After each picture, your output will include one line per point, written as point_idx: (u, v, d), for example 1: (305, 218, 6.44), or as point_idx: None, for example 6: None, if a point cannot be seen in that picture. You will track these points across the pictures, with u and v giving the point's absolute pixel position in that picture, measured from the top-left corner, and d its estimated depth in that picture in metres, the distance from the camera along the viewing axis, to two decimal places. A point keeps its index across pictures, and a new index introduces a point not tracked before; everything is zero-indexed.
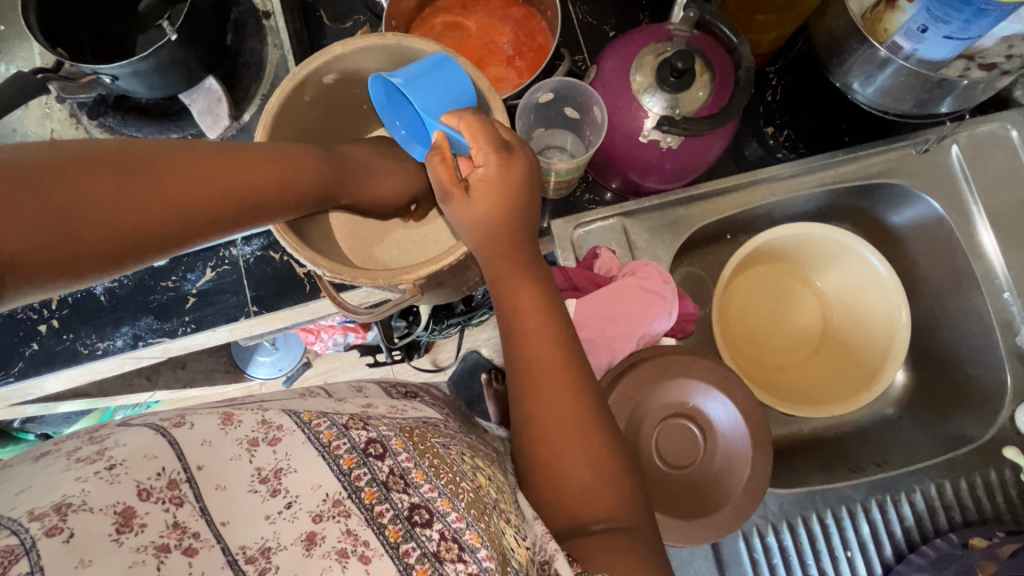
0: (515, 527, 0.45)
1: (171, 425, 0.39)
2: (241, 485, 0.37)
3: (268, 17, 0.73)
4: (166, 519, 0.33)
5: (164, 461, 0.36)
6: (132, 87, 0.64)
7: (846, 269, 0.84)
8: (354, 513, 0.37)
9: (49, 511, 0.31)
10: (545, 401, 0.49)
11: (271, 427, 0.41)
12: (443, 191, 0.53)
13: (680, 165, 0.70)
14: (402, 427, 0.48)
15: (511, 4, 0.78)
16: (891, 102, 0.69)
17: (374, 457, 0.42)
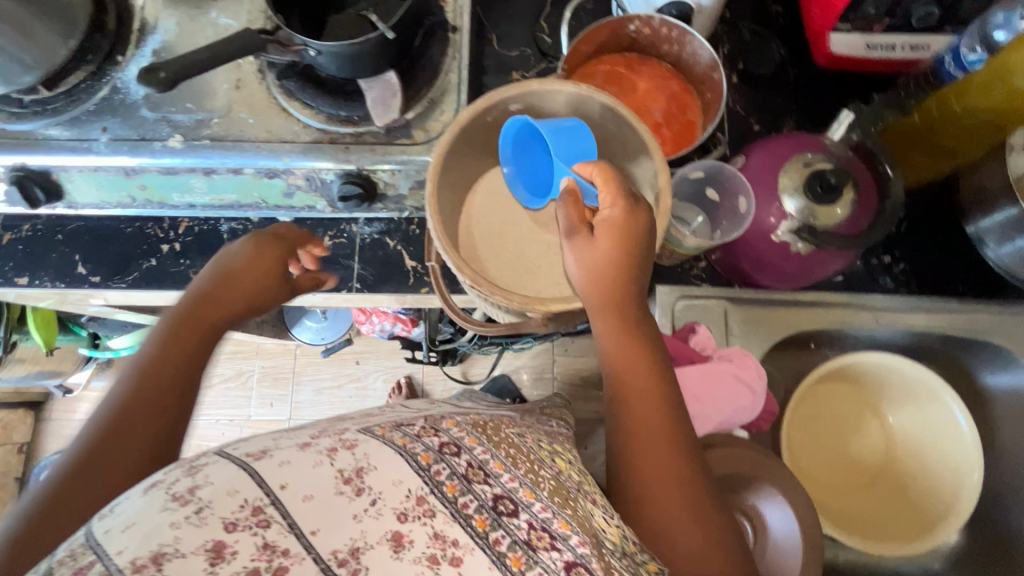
0: (601, 507, 0.50)
1: (253, 458, 0.39)
2: (327, 490, 0.39)
3: (455, 31, 0.78)
4: (256, 542, 0.35)
5: (246, 493, 0.37)
6: (328, 63, 0.70)
7: (924, 412, 0.83)
8: (438, 512, 0.40)
9: (147, 562, 0.32)
10: (634, 444, 0.52)
11: (348, 438, 0.43)
12: (570, 228, 0.56)
13: (800, 271, 0.72)
14: (472, 425, 0.52)
15: (673, 76, 0.82)
16: (1021, 268, 0.70)
17: (450, 454, 0.45)
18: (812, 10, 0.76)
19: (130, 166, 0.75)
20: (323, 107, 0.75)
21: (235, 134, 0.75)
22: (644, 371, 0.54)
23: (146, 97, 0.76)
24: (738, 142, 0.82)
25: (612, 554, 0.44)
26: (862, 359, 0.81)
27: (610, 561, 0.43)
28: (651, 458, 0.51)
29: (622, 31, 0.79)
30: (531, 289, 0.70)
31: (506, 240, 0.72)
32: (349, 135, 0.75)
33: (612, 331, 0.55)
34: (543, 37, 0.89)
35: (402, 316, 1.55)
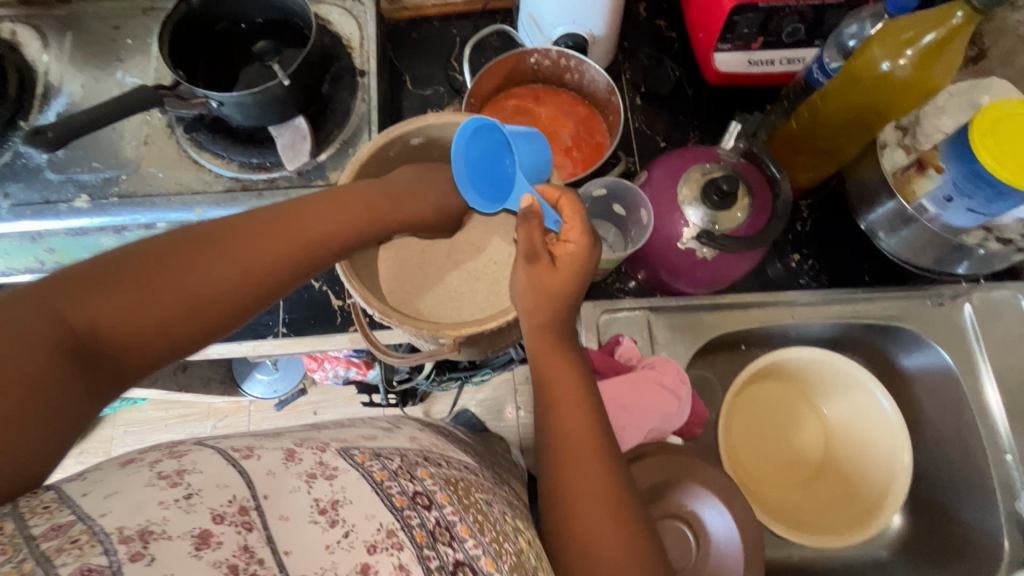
0: None
1: (241, 456, 0.42)
2: (302, 514, 0.40)
3: (363, 75, 0.81)
4: (238, 541, 0.36)
5: (235, 489, 0.39)
6: (233, 113, 0.71)
7: (853, 402, 0.86)
8: (405, 547, 0.41)
9: (134, 535, 0.33)
10: (567, 469, 0.51)
11: (330, 464, 0.44)
12: (530, 253, 0.55)
13: (712, 275, 0.75)
14: (446, 480, 0.51)
15: (579, 103, 0.87)
16: (911, 254, 0.75)
17: (423, 506, 0.45)
18: (697, 33, 0.81)
19: (36, 231, 0.74)
20: (234, 156, 0.75)
21: (146, 189, 0.74)
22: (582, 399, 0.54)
23: (50, 160, 0.75)
24: (645, 159, 0.86)
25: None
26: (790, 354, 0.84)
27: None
28: (585, 486, 0.50)
29: (524, 64, 0.83)
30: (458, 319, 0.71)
31: (426, 272, 0.73)
32: (263, 181, 0.76)
33: (551, 357, 0.56)
34: (455, 75, 0.93)
35: (355, 359, 1.52)
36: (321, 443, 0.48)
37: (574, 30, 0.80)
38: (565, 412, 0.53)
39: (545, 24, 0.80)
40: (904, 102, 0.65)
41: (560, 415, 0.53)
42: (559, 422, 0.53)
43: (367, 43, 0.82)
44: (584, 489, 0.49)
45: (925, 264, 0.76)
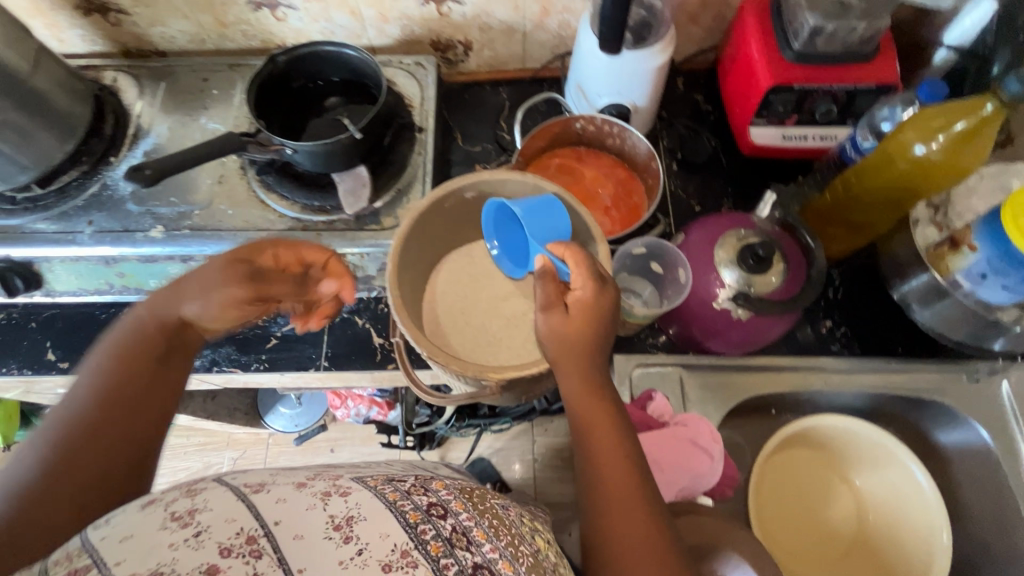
0: None
1: (252, 490, 0.44)
2: (317, 532, 0.41)
3: (421, 131, 0.88)
4: (247, 570, 0.38)
5: (241, 522, 0.41)
6: (304, 160, 0.77)
7: (887, 475, 0.84)
8: (420, 564, 0.41)
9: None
10: (612, 513, 0.51)
11: (345, 488, 0.46)
12: (546, 302, 0.59)
13: (745, 337, 0.76)
14: (460, 490, 0.53)
15: (619, 165, 0.92)
16: (946, 328, 0.76)
17: (438, 516, 0.46)
18: (733, 108, 0.87)
19: (111, 256, 0.79)
20: (298, 198, 0.81)
21: (215, 223, 0.80)
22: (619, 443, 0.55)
23: (133, 192, 0.82)
24: (680, 221, 0.90)
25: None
26: (821, 421, 0.84)
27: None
28: (629, 529, 0.50)
29: (569, 128, 0.89)
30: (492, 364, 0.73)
31: (468, 315, 0.76)
32: (322, 223, 0.81)
33: (584, 402, 0.57)
34: (503, 134, 1.00)
35: (378, 399, 1.54)
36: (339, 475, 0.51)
37: (619, 100, 0.86)
38: (604, 457, 0.54)
39: (592, 94, 0.87)
40: (933, 184, 0.68)
41: (599, 459, 0.54)
42: (601, 467, 0.54)
43: (427, 102, 0.90)
44: (630, 531, 0.50)
45: (960, 338, 0.76)
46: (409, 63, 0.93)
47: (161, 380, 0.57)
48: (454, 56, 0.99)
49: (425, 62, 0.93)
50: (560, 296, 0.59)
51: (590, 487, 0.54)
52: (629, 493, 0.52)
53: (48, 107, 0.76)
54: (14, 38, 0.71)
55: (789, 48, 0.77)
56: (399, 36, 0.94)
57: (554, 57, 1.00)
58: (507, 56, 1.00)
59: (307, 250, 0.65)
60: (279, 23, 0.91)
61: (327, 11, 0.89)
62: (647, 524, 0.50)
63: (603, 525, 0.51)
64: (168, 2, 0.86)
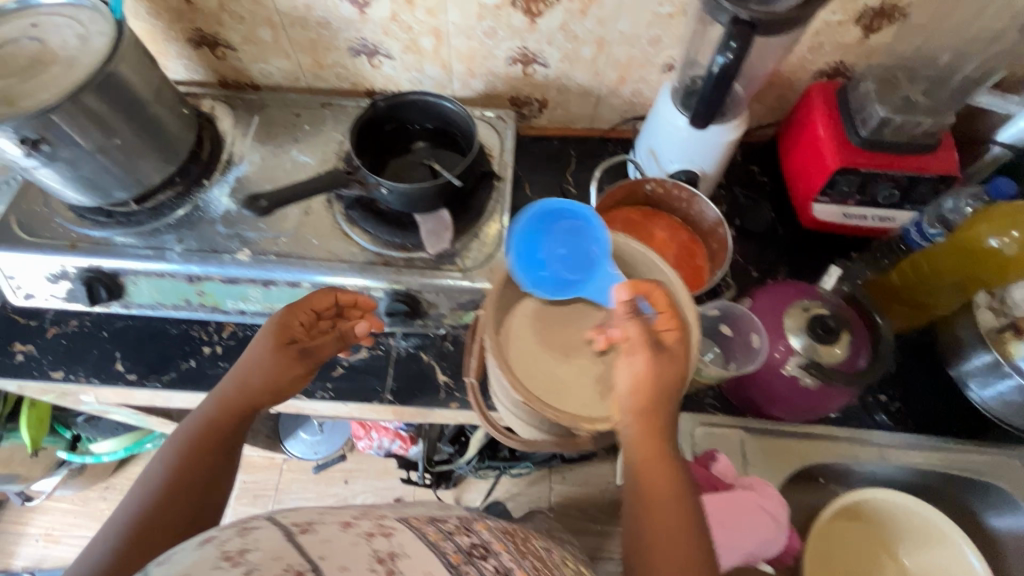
0: None
1: (299, 530, 0.45)
2: (364, 564, 0.42)
3: (500, 180, 0.92)
4: None
5: (288, 559, 0.41)
6: (394, 200, 0.81)
7: (939, 557, 0.83)
8: None
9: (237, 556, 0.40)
10: (658, 544, 0.55)
11: (388, 527, 0.49)
12: (645, 343, 0.61)
13: (808, 405, 0.78)
14: (503, 534, 0.59)
15: (682, 227, 0.96)
16: (1005, 411, 0.77)
17: (478, 555, 0.50)
18: (796, 183, 0.92)
19: (196, 274, 0.82)
20: (381, 234, 0.85)
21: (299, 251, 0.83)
22: (678, 485, 0.58)
23: (224, 216, 0.86)
24: (740, 285, 0.93)
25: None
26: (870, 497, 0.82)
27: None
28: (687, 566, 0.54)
29: (640, 189, 0.93)
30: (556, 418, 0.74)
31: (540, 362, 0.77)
32: (402, 259, 0.84)
33: (643, 442, 0.60)
34: (569, 188, 1.04)
35: (402, 432, 1.53)
36: (382, 518, 0.52)
37: (690, 167, 0.91)
38: (658, 498, 0.57)
39: (664, 159, 0.92)
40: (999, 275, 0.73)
41: (650, 496, 0.58)
42: (653, 505, 0.57)
43: (506, 154, 0.95)
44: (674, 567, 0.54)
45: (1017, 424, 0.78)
46: (490, 115, 0.98)
47: (234, 429, 0.69)
48: (529, 112, 1.05)
49: (506, 116, 0.98)
50: (657, 334, 0.62)
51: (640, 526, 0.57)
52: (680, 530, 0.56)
53: (160, 130, 0.80)
54: (144, 66, 0.76)
55: (857, 134, 0.82)
56: (481, 90, 1.00)
57: (622, 120, 1.06)
58: (578, 116, 1.06)
59: (304, 299, 0.73)
60: (373, 69, 0.97)
61: (421, 63, 0.95)
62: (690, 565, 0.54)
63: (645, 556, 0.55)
64: (275, 43, 0.92)
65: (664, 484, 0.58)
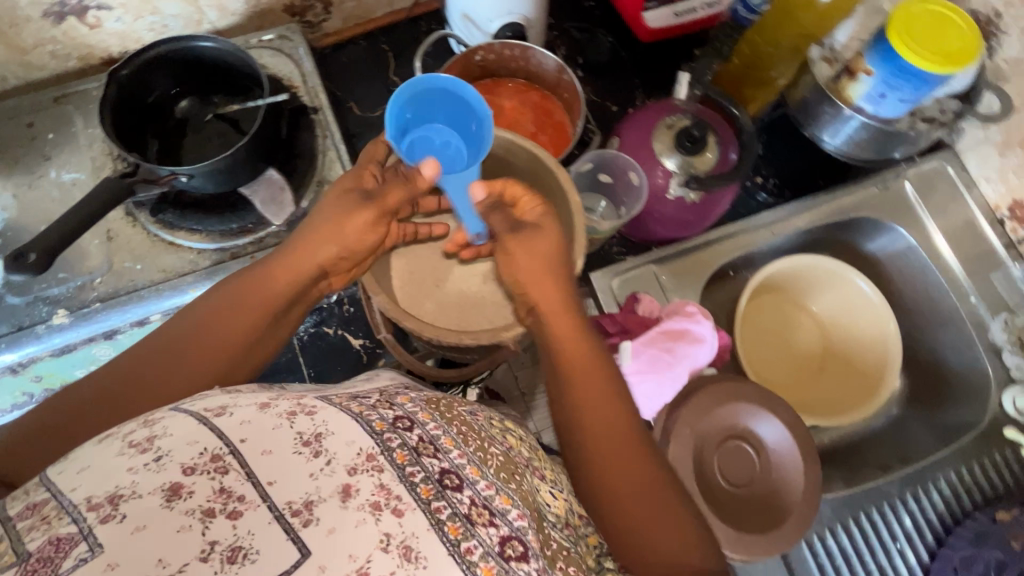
0: (545, 481, 0.56)
1: (213, 414, 0.40)
2: (286, 448, 0.39)
3: (317, 111, 0.79)
4: (213, 485, 0.36)
5: (205, 442, 0.38)
6: (202, 184, 0.68)
7: (836, 295, 0.95)
8: (386, 468, 0.40)
9: (104, 501, 0.34)
10: (586, 420, 0.54)
11: (308, 403, 0.43)
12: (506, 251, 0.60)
13: (700, 215, 0.81)
14: (425, 402, 0.52)
15: (530, 88, 0.89)
16: (856, 150, 0.84)
17: (403, 427, 0.44)
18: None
19: (18, 361, 0.69)
20: (210, 227, 0.72)
21: (126, 285, 0.70)
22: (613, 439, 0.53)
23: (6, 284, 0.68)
24: (603, 124, 0.92)
25: (552, 527, 0.51)
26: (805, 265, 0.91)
27: (548, 536, 0.48)
28: (608, 454, 0.53)
29: (470, 63, 0.84)
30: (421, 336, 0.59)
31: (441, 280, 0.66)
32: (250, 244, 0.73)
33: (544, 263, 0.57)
34: (398, 89, 0.93)
35: None
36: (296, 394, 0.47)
37: (511, 19, 0.81)
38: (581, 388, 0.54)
39: (483, 20, 0.82)
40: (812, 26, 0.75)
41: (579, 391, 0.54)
42: (601, 459, 0.53)
43: (309, 77, 0.80)
44: (621, 481, 0.52)
45: (868, 155, 0.85)
46: (271, 38, 0.81)
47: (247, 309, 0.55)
48: (315, 16, 0.88)
49: (290, 34, 0.82)
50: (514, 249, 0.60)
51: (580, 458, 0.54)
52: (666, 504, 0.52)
53: None
54: None
55: None
56: (245, 10, 0.81)
57: None
58: (372, 2, 0.90)
59: (364, 154, 0.62)
60: (94, 31, 0.75)
61: (150, 1, 0.74)
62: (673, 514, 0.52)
63: (628, 528, 0.52)
64: None
65: (601, 402, 0.54)
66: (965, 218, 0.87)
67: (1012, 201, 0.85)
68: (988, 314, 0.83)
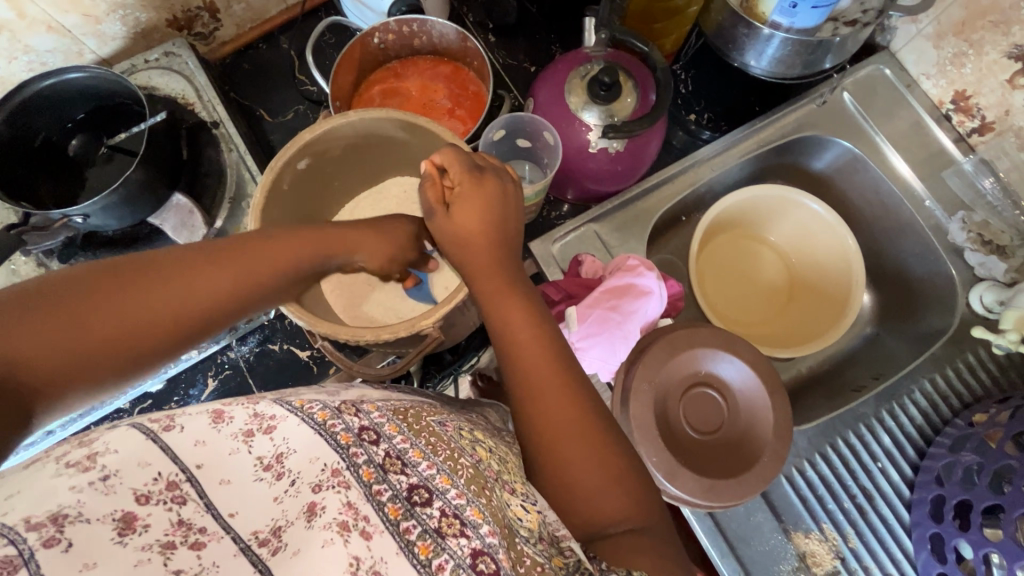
0: (521, 496, 0.43)
1: (163, 428, 0.33)
2: (245, 476, 0.33)
3: (218, 125, 0.76)
4: (170, 517, 0.29)
5: (160, 465, 0.31)
6: (104, 221, 0.65)
7: (792, 221, 0.91)
8: (353, 485, 0.34)
9: (46, 521, 0.26)
10: (514, 346, 0.48)
11: (265, 414, 0.36)
12: (427, 209, 0.54)
13: (629, 165, 0.78)
14: (394, 409, 0.43)
15: (439, 63, 0.85)
16: (784, 70, 0.79)
17: (370, 441, 0.37)
18: None
19: None
20: None
21: None
22: (550, 360, 0.48)
23: None
24: (524, 89, 0.88)
25: (525, 541, 0.38)
26: (750, 195, 0.87)
27: (521, 550, 0.37)
28: (539, 380, 0.47)
29: (370, 47, 0.79)
30: (340, 339, 0.59)
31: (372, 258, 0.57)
32: None
33: (465, 210, 0.52)
34: (307, 87, 0.89)
35: None
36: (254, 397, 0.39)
37: None
38: (509, 314, 0.49)
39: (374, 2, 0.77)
40: None
41: (505, 316, 0.49)
42: (530, 387, 0.47)
43: (205, 91, 0.77)
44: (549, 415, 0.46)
45: (797, 73, 0.80)
46: (158, 57, 0.78)
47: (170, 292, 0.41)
48: (205, 27, 0.84)
49: (177, 49, 0.78)
50: (439, 198, 0.54)
51: (509, 380, 0.49)
52: (606, 451, 0.46)
53: None
54: None
55: None
56: (125, 32, 0.77)
57: None
58: (262, 2, 0.85)
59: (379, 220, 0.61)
60: None
61: (19, 39, 0.70)
62: (612, 459, 0.46)
63: (554, 477, 0.46)
64: None
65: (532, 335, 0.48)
66: (911, 120, 0.83)
67: (955, 93, 0.80)
68: (945, 216, 0.80)
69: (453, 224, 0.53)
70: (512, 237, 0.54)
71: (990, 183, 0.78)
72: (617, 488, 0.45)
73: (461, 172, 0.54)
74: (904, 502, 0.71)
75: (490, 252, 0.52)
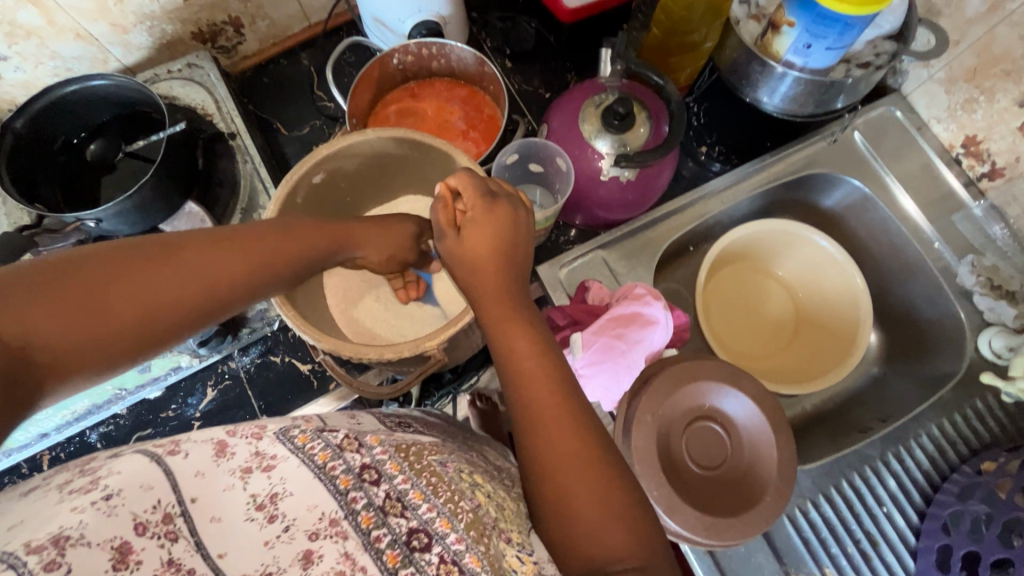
0: (518, 545, 0.40)
1: (167, 451, 0.34)
2: (238, 514, 0.33)
3: (234, 137, 0.77)
4: (160, 556, 0.30)
5: (160, 491, 0.31)
6: (115, 227, 0.66)
7: (799, 256, 0.92)
8: (351, 535, 0.33)
9: (47, 544, 0.27)
10: (520, 373, 0.48)
11: (267, 452, 0.36)
12: (438, 231, 0.54)
13: (640, 193, 0.79)
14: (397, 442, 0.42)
15: (455, 85, 0.86)
16: (796, 107, 0.80)
17: (371, 480, 0.37)
18: None
19: None
20: None
21: None
22: (556, 389, 0.47)
23: None
24: (538, 114, 0.89)
25: None
26: (757, 228, 0.87)
27: None
28: (543, 410, 0.46)
29: (390, 67, 0.81)
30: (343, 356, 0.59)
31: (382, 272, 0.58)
32: None
33: (477, 234, 0.53)
34: (326, 103, 0.90)
35: None
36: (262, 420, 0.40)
37: (423, 17, 0.77)
38: (516, 340, 0.49)
39: (395, 24, 0.79)
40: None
41: (512, 342, 0.49)
42: (534, 415, 0.46)
43: (224, 103, 0.78)
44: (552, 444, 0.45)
45: (810, 111, 0.80)
46: (180, 68, 0.80)
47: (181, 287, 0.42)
48: (228, 40, 0.85)
49: (199, 61, 0.80)
50: (450, 220, 0.54)
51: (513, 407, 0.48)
52: (609, 482, 0.45)
53: None
54: None
55: None
56: (151, 43, 0.79)
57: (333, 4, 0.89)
58: (286, 19, 0.87)
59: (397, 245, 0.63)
60: None
61: (47, 46, 0.72)
62: (614, 492, 0.44)
63: (556, 508, 0.45)
64: None
65: (538, 361, 0.48)
66: (921, 162, 0.84)
67: (965, 137, 0.81)
68: (955, 259, 0.80)
69: (464, 246, 0.53)
70: (521, 262, 0.54)
71: (1000, 230, 0.79)
72: (620, 521, 0.43)
73: (474, 196, 0.54)
74: (909, 551, 0.69)
75: (498, 276, 0.52)
